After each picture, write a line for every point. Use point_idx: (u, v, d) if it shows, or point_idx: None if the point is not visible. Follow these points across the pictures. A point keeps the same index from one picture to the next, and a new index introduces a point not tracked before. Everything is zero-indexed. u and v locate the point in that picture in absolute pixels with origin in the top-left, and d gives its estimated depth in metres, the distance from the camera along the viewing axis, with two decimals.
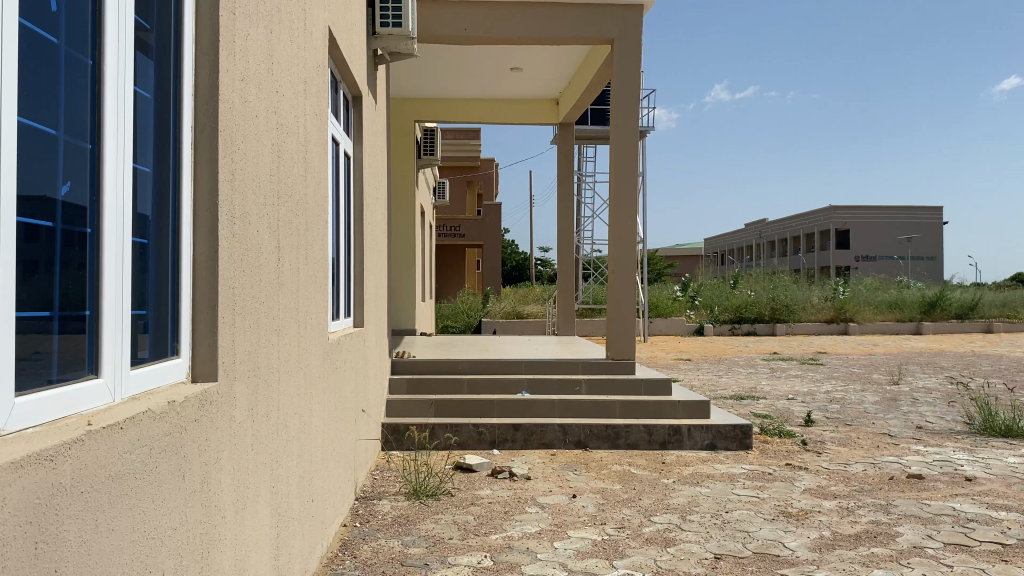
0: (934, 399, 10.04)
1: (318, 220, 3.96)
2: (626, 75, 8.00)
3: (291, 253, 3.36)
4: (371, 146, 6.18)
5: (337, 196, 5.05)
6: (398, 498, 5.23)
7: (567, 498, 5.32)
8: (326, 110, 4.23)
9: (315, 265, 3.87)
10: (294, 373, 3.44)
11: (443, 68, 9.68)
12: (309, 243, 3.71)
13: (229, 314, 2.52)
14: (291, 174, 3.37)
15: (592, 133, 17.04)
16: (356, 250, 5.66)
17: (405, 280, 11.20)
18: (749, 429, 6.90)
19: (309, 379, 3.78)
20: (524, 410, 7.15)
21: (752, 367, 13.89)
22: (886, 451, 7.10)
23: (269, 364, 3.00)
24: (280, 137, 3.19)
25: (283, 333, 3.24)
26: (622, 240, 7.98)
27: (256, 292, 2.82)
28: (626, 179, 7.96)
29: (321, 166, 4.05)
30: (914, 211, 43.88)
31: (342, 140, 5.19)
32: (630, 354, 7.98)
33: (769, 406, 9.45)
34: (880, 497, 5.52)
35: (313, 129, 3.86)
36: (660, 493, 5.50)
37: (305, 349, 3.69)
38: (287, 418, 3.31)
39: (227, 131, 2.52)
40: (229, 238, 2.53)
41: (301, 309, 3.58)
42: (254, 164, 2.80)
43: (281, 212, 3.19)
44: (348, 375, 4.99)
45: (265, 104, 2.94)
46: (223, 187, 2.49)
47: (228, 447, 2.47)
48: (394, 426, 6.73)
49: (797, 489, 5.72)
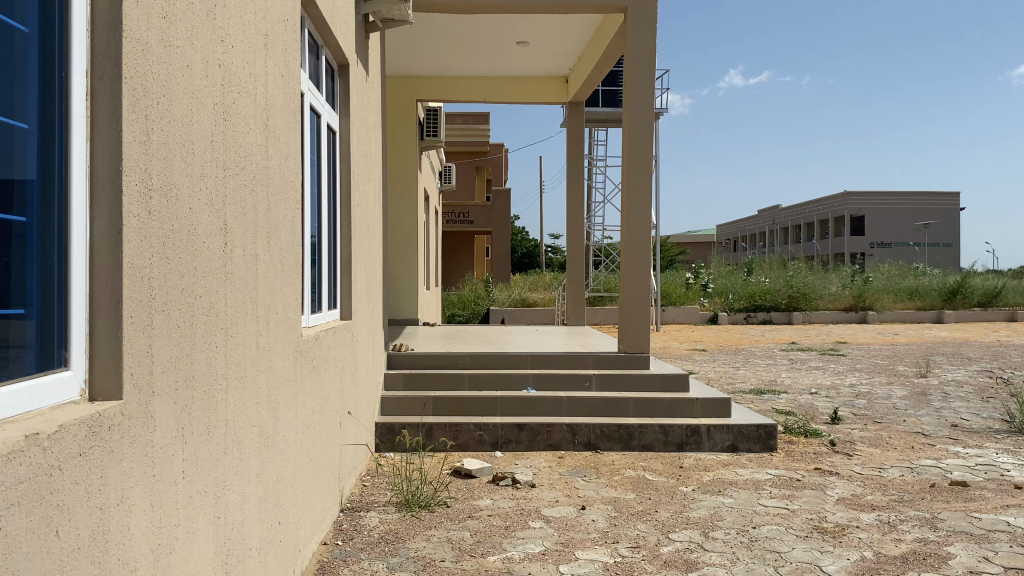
0: (968, 394, 9.43)
1: (285, 197, 3.40)
2: (641, 45, 7.39)
3: (243, 237, 2.81)
4: (360, 123, 5.61)
5: (319, 173, 4.53)
6: (388, 511, 4.71)
7: (575, 510, 4.78)
8: (297, 72, 3.68)
9: (281, 251, 3.32)
10: (250, 377, 2.90)
11: (446, 41, 9.10)
12: (271, 226, 3.16)
13: (142, 313, 1.98)
14: (243, 142, 2.82)
15: (603, 116, 16.44)
16: (343, 236, 5.12)
17: (406, 267, 10.63)
18: (774, 429, 6.36)
19: (274, 383, 3.25)
20: (530, 408, 6.62)
21: (771, 359, 13.30)
22: (923, 454, 6.52)
23: (209, 372, 2.47)
24: (225, 95, 2.64)
25: (232, 332, 2.69)
26: (636, 223, 7.39)
27: (188, 284, 2.28)
28: (640, 160, 7.37)
29: (289, 137, 3.50)
30: (931, 196, 42.98)
31: (324, 113, 4.65)
32: (644, 347, 7.43)
33: (791, 401, 8.87)
34: (924, 508, 4.96)
35: (279, 92, 3.32)
36: (679, 504, 4.96)
37: (269, 350, 3.17)
38: (241, 434, 2.79)
39: (137, 79, 1.95)
40: (142, 217, 1.98)
41: (260, 301, 3.03)
42: (183, 127, 2.25)
43: (226, 187, 2.63)
44: (330, 374, 4.43)
45: (201, 54, 2.39)
46: (132, 151, 1.93)
47: (142, 483, 1.95)
48: (388, 427, 6.21)
49: (830, 498, 5.16)
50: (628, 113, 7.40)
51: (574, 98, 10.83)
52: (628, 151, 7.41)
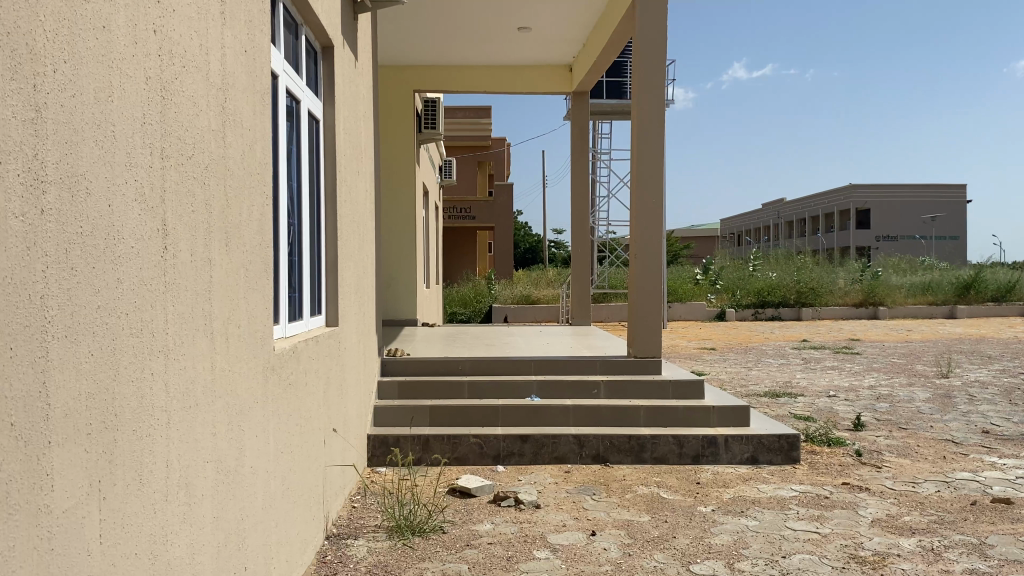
0: (995, 396, 8.95)
1: (249, 193, 2.94)
2: (649, 26, 6.89)
3: (189, 241, 2.35)
4: (347, 112, 5.15)
5: (296, 164, 4.06)
6: (378, 538, 4.26)
7: (585, 537, 4.33)
8: (264, 49, 3.21)
9: (243, 255, 2.86)
10: (202, 407, 2.45)
11: (444, 25, 8.60)
12: (230, 227, 2.70)
13: (28, 342, 1.53)
14: (191, 126, 2.37)
15: (607, 108, 15.95)
16: (328, 234, 4.66)
17: (405, 265, 10.17)
18: (797, 440, 5.91)
19: (237, 410, 2.79)
20: (534, 418, 6.17)
21: (783, 358, 12.83)
22: (957, 466, 6.05)
23: (141, 406, 2.01)
24: (164, 68, 2.18)
25: (174, 354, 2.23)
26: (646, 218, 6.93)
27: (106, 302, 1.83)
28: (650, 150, 6.91)
29: (255, 123, 3.03)
30: (939, 189, 42.42)
31: (304, 98, 4.19)
32: (655, 350, 6.97)
33: (809, 405, 8.41)
34: (969, 532, 4.49)
35: (240, 71, 2.86)
36: (698, 529, 4.50)
37: (229, 372, 2.70)
38: (190, 475, 2.34)
39: (19, 36, 1.50)
40: (31, 219, 1.54)
41: (215, 314, 2.57)
42: (97, 103, 1.80)
43: (166, 179, 2.18)
44: (311, 389, 3.98)
45: (125, 14, 1.93)
46: (11, 130, 1.48)
47: (31, 565, 1.51)
48: (382, 439, 5.78)
49: (864, 520, 4.70)
50: (636, 100, 6.91)
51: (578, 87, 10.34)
52: (637, 142, 6.94)
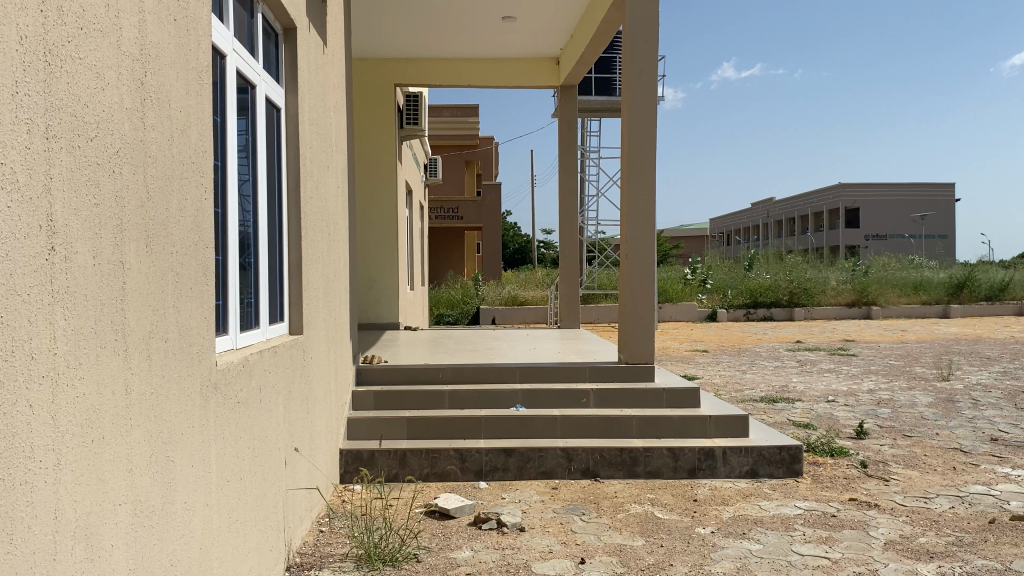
0: (999, 401, 8.62)
1: (180, 185, 2.52)
2: (639, 14, 6.53)
3: (87, 241, 1.92)
4: (313, 99, 4.73)
5: (250, 156, 3.66)
6: (345, 568, 3.86)
7: (572, 566, 3.93)
8: (203, 19, 2.78)
9: (172, 257, 2.45)
10: (109, 442, 2.02)
11: (423, 14, 8.18)
12: (151, 225, 2.29)
13: None
14: (93, 101, 1.95)
15: (596, 105, 15.56)
16: (291, 232, 4.25)
17: (386, 266, 9.75)
18: (799, 452, 5.55)
19: (161, 439, 2.37)
20: (519, 429, 5.77)
21: (778, 361, 12.48)
22: (969, 478, 5.68)
23: (12, 448, 1.60)
24: (50, 27, 1.76)
25: (66, 380, 1.82)
26: (638, 217, 6.55)
27: None
28: (641, 145, 6.53)
29: (189, 104, 2.62)
30: (929, 188, 42.31)
31: (260, 82, 3.77)
32: (647, 356, 6.57)
33: (808, 411, 8.05)
34: (992, 556, 4.11)
35: (167, 41, 2.44)
36: (697, 555, 4.11)
37: (152, 395, 2.29)
38: (93, 522, 1.93)
39: None
40: None
41: (131, 329, 2.16)
42: None
43: (54, 164, 1.77)
44: (268, 406, 3.57)
45: None
46: None
47: None
48: (357, 453, 5.40)
49: (876, 542, 4.32)
50: (627, 92, 6.53)
51: (566, 82, 9.94)
52: (626, 136, 6.55)
